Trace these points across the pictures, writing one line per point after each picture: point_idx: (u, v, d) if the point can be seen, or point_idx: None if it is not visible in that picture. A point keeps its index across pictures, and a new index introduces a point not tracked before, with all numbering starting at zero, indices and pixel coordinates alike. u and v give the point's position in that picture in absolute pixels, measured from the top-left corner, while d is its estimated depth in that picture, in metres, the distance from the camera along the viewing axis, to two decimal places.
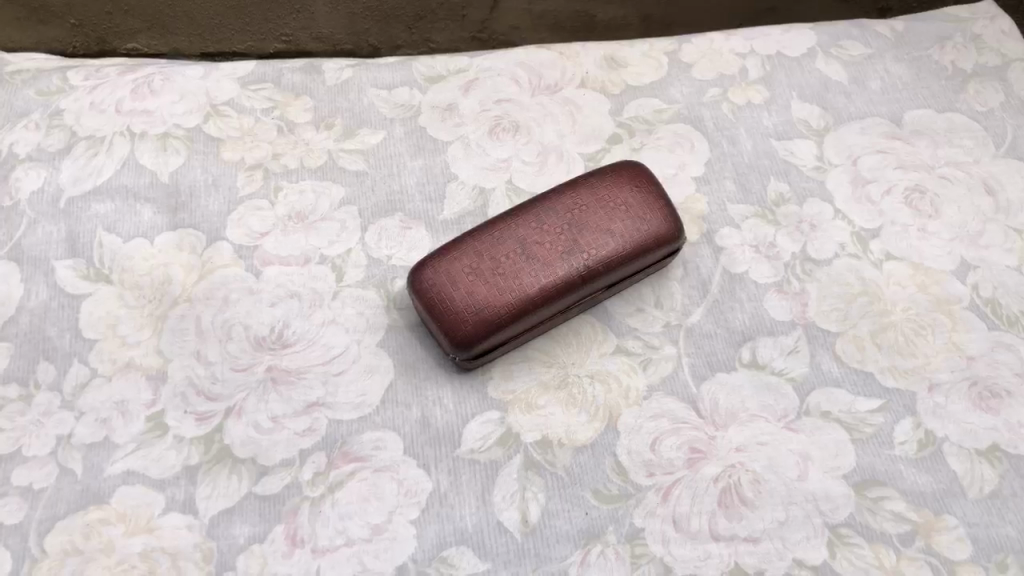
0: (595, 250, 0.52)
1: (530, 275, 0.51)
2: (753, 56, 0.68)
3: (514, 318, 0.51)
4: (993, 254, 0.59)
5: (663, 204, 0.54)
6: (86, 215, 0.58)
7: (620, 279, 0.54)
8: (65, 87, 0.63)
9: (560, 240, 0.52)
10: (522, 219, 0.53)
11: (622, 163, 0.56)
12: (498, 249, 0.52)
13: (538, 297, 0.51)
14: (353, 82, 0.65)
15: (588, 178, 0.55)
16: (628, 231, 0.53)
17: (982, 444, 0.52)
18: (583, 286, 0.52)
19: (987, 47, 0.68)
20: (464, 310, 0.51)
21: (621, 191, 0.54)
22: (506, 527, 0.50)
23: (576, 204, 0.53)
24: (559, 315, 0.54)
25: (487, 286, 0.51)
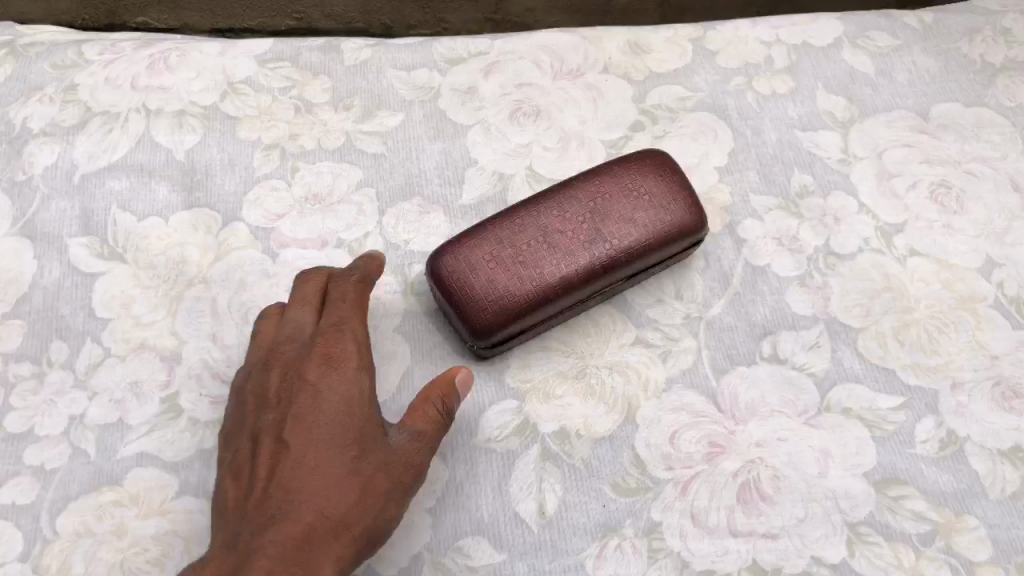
0: (619, 240, 0.51)
1: (551, 264, 0.50)
2: (779, 45, 0.67)
3: (534, 307, 0.50)
4: (1019, 252, 0.58)
5: (689, 193, 0.53)
6: (101, 192, 0.57)
7: (642, 270, 0.53)
8: (80, 61, 0.62)
9: (582, 229, 0.51)
10: (542, 206, 0.52)
11: (647, 150, 0.55)
12: (518, 236, 0.51)
13: (557, 287, 0.50)
14: (373, 62, 0.64)
15: (611, 166, 0.54)
16: (652, 222, 0.52)
17: (1005, 444, 0.52)
18: (604, 275, 0.51)
19: (1017, 41, 0.66)
20: (483, 298, 0.50)
21: (645, 180, 0.53)
22: (522, 518, 0.49)
23: (599, 192, 0.52)
24: (580, 303, 0.53)
25: (508, 274, 0.50)
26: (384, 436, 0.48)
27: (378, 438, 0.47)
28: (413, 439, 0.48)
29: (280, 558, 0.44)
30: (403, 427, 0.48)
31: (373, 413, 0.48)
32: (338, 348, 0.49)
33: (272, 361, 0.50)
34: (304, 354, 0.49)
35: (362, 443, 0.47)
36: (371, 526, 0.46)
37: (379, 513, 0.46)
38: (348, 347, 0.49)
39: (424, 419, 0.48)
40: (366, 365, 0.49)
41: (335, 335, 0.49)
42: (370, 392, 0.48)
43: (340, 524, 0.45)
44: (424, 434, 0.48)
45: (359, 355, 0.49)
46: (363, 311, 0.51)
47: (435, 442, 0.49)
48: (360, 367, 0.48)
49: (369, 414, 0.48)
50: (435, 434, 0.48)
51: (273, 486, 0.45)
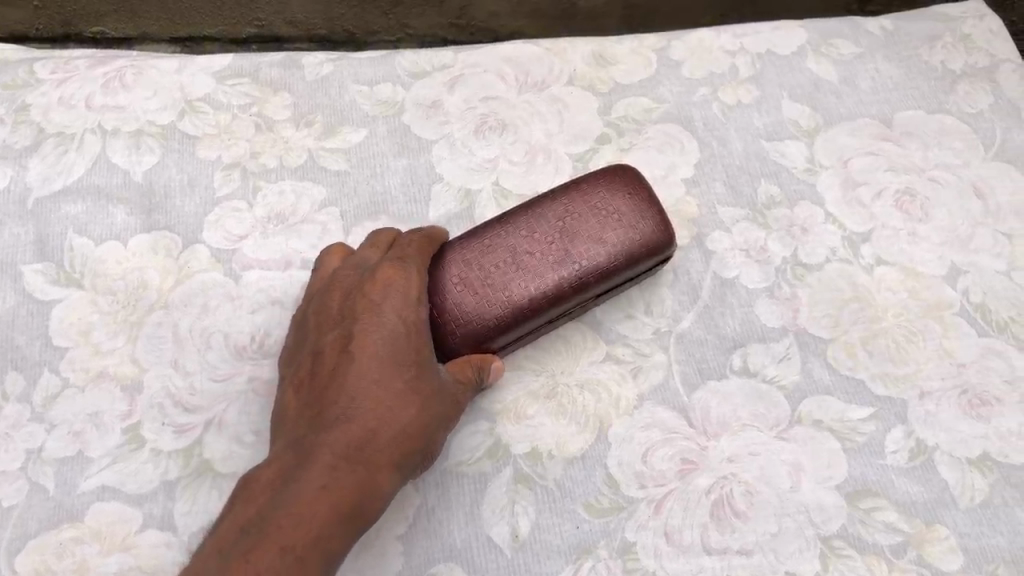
0: (588, 259, 0.51)
1: (519, 285, 0.50)
2: (743, 54, 0.67)
3: (502, 330, 0.50)
4: (984, 258, 0.58)
5: (659, 210, 0.53)
6: (57, 216, 0.56)
7: (613, 288, 0.53)
8: (32, 80, 0.61)
9: (550, 248, 0.51)
10: (512, 228, 0.51)
11: (617, 168, 0.55)
12: (487, 257, 0.51)
13: (526, 308, 0.50)
14: (335, 77, 0.63)
15: (581, 184, 0.53)
16: (622, 239, 0.52)
17: (974, 453, 0.52)
18: (573, 295, 0.51)
19: (977, 47, 0.67)
20: (450, 322, 0.49)
21: (614, 197, 0.52)
22: (496, 542, 0.49)
23: (568, 211, 0.52)
24: (551, 324, 0.52)
25: (475, 297, 0.50)
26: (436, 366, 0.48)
27: (430, 364, 0.47)
28: (456, 378, 0.48)
29: (337, 458, 0.43)
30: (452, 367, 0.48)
31: (427, 345, 0.48)
32: (400, 272, 0.48)
33: (334, 288, 0.50)
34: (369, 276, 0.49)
35: (414, 367, 0.46)
36: (423, 439, 0.46)
37: (430, 432, 0.46)
38: (412, 274, 0.49)
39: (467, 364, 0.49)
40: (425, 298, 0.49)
41: (391, 269, 0.49)
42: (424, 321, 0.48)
43: (394, 435, 0.45)
44: (467, 376, 0.49)
45: (421, 282, 0.49)
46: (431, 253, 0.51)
47: (473, 388, 0.49)
48: (419, 298, 0.48)
49: (423, 342, 0.47)
50: (473, 381, 0.49)
51: (332, 394, 0.45)
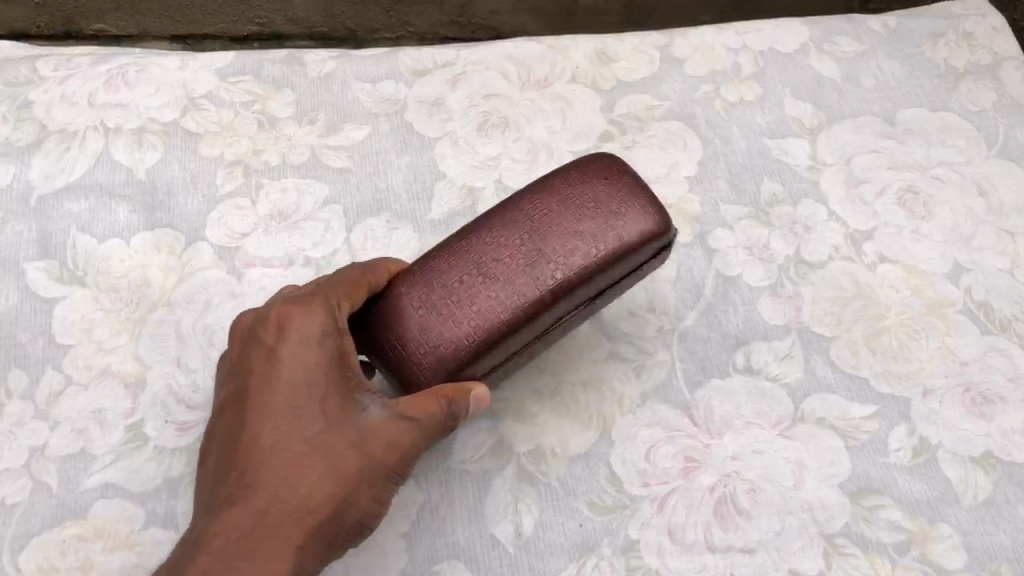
0: (565, 258, 0.45)
1: (491, 295, 0.45)
2: (745, 52, 0.66)
3: (479, 348, 0.44)
4: (986, 256, 0.58)
5: (638, 194, 0.47)
6: (59, 214, 0.56)
7: (600, 290, 0.46)
8: (34, 78, 0.61)
9: (520, 250, 0.45)
10: (474, 236, 0.46)
11: (584, 160, 0.49)
12: (450, 271, 0.45)
13: (503, 321, 0.44)
14: (337, 75, 0.63)
15: (547, 183, 0.47)
16: (602, 232, 0.46)
17: (976, 451, 0.52)
18: (553, 299, 0.45)
19: (979, 45, 0.67)
20: (417, 350, 0.44)
21: (586, 188, 0.47)
22: (499, 540, 0.49)
23: (535, 210, 0.46)
24: (533, 343, 0.46)
25: (441, 317, 0.44)
26: (359, 415, 0.45)
27: (348, 417, 0.44)
28: (399, 420, 0.44)
29: (246, 533, 0.42)
30: (388, 406, 0.45)
31: (348, 394, 0.45)
32: (300, 320, 0.45)
33: (241, 328, 0.47)
34: (269, 322, 0.45)
35: (324, 426, 0.44)
36: (342, 498, 0.43)
37: (342, 498, 0.44)
38: (317, 317, 0.45)
39: (427, 398, 0.44)
40: (341, 339, 0.45)
41: (292, 316, 0.45)
42: (341, 367, 0.45)
43: (302, 502, 0.43)
44: (415, 420, 0.44)
45: (330, 326, 0.45)
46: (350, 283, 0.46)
47: (435, 428, 0.45)
48: (333, 345, 0.45)
49: (337, 392, 0.44)
50: (436, 423, 0.44)
51: (237, 461, 0.44)
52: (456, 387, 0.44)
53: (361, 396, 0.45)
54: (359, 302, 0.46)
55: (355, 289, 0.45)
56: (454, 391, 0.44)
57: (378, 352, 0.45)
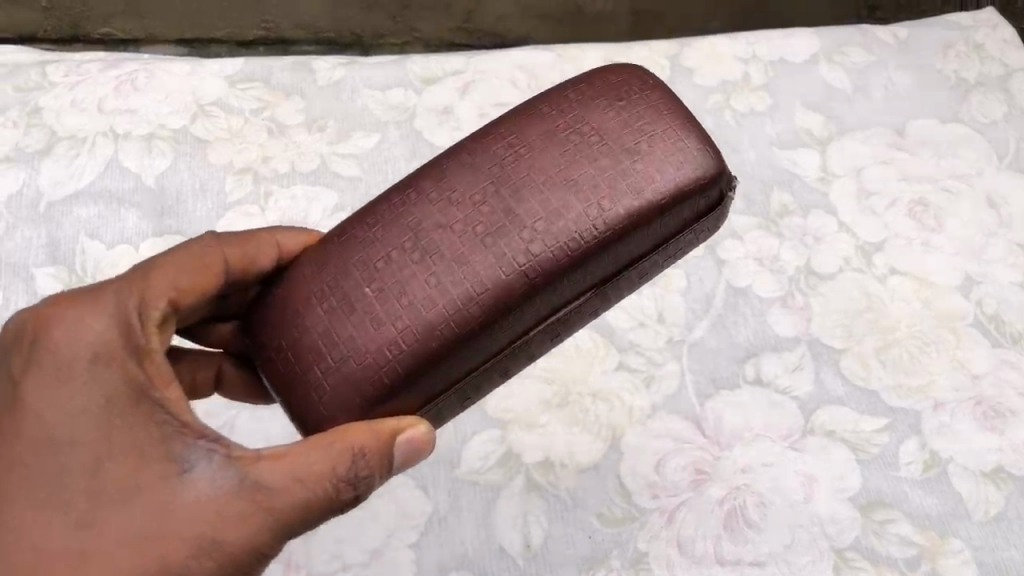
0: (546, 226, 0.35)
1: (433, 281, 0.34)
2: (755, 62, 0.66)
3: (413, 361, 0.34)
4: (997, 269, 0.58)
5: (669, 121, 0.37)
6: (68, 220, 0.56)
7: (612, 273, 0.36)
8: (45, 83, 0.61)
9: (483, 216, 0.35)
10: (418, 192, 0.37)
11: (585, 78, 0.40)
12: (379, 242, 0.36)
13: (453, 320, 0.34)
14: (347, 82, 0.63)
15: (530, 108, 0.38)
16: (607, 183, 0.35)
17: (988, 465, 0.52)
18: (532, 289, 0.34)
19: (990, 56, 0.66)
20: (329, 355, 0.35)
21: (583, 121, 0.37)
22: (507, 551, 0.49)
23: (519, 152, 0.36)
24: (510, 344, 0.35)
25: (361, 312, 0.35)
26: (178, 478, 0.33)
27: (157, 471, 0.33)
28: (251, 487, 0.33)
29: None
30: (239, 468, 0.34)
31: (141, 433, 0.34)
32: (86, 318, 0.35)
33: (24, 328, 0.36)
34: (29, 331, 0.36)
35: (106, 471, 0.33)
36: None
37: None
38: (100, 316, 0.35)
39: (320, 444, 0.33)
40: (147, 339, 0.36)
41: (74, 311, 0.35)
42: (137, 393, 0.34)
43: None
44: (301, 483, 0.34)
45: (122, 322, 0.35)
46: (194, 273, 0.39)
47: (304, 509, 0.34)
48: (112, 351, 0.35)
49: (134, 430, 0.34)
50: (315, 499, 0.34)
51: None
52: (400, 419, 0.34)
53: (181, 446, 0.34)
54: (215, 287, 0.39)
55: (201, 276, 0.39)
56: (382, 440, 0.34)
57: (263, 356, 0.36)
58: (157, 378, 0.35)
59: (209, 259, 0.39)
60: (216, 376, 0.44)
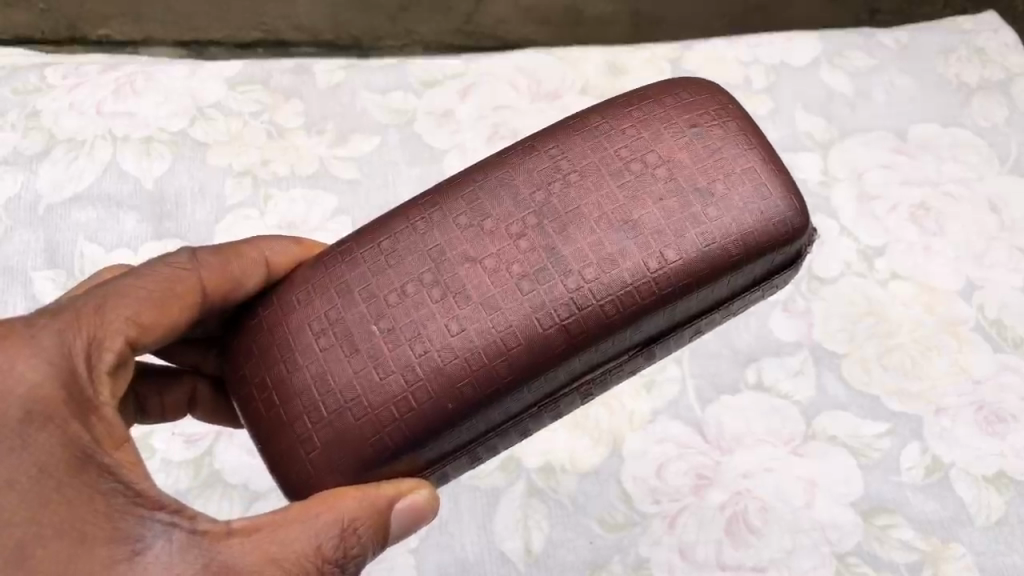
0: (593, 274, 0.33)
1: (455, 328, 0.33)
2: (756, 66, 0.66)
3: (421, 412, 0.32)
4: (999, 273, 0.58)
5: (753, 161, 0.35)
6: (68, 223, 0.56)
7: (657, 330, 0.35)
8: (44, 86, 0.60)
9: (523, 255, 0.33)
10: (450, 214, 0.35)
11: (658, 95, 0.38)
12: (401, 273, 0.34)
13: (471, 376, 0.32)
14: (347, 85, 0.63)
15: (591, 127, 0.36)
16: (670, 230, 0.33)
17: (990, 471, 0.51)
18: (568, 347, 0.33)
19: (991, 60, 0.66)
20: (324, 393, 0.33)
21: (648, 151, 0.35)
22: (508, 557, 0.49)
23: (572, 177, 0.35)
24: (534, 399, 0.34)
25: (368, 351, 0.33)
26: (129, 562, 0.31)
27: (102, 554, 0.30)
28: (220, 568, 0.31)
29: None
30: (206, 548, 0.32)
31: (81, 509, 0.31)
32: (19, 365, 0.32)
33: None
34: None
35: (38, 559, 0.30)
36: None
37: None
38: (36, 360, 0.32)
39: (304, 514, 0.32)
40: (95, 390, 0.33)
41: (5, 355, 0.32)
42: (81, 459, 0.31)
43: None
44: (276, 562, 0.32)
45: (62, 373, 0.32)
46: (157, 302, 0.36)
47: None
48: (48, 409, 0.31)
49: (72, 505, 0.31)
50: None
51: None
52: (401, 483, 0.33)
53: (131, 523, 0.31)
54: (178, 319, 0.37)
55: (163, 308, 0.36)
56: (373, 509, 0.32)
57: (243, 392, 0.35)
58: (106, 438, 0.32)
59: (176, 287, 0.37)
60: (188, 399, 0.44)
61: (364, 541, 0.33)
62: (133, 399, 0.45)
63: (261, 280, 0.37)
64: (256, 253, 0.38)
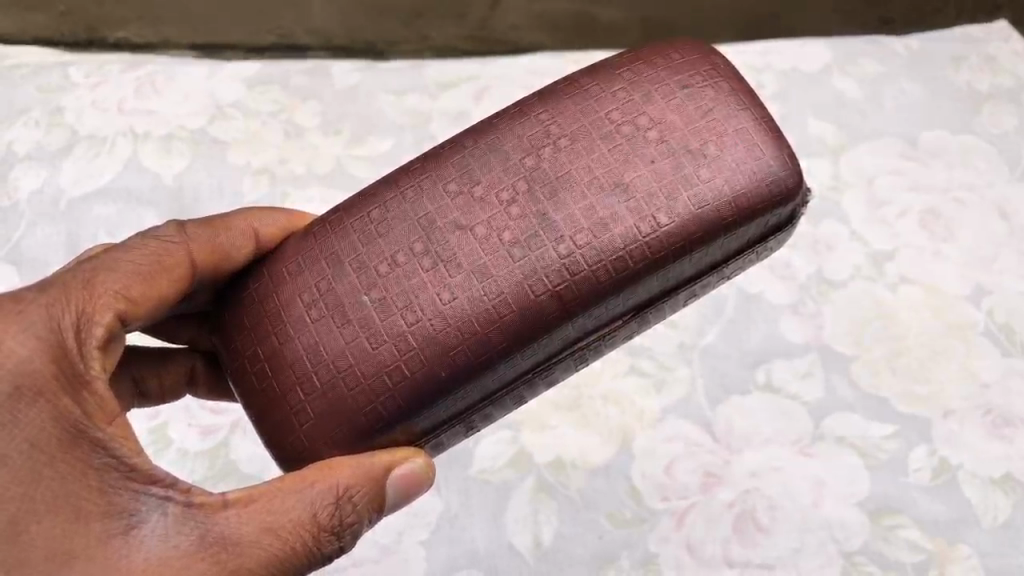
0: (585, 239, 0.33)
1: (447, 296, 0.33)
2: (768, 72, 0.67)
3: (413, 379, 0.33)
4: (1008, 278, 0.58)
5: (744, 123, 0.35)
6: (88, 218, 0.57)
7: (651, 294, 0.35)
8: (67, 84, 0.62)
9: (513, 221, 0.34)
10: (440, 181, 0.36)
11: (648, 58, 0.38)
12: (391, 242, 0.35)
13: (463, 343, 0.33)
14: (364, 87, 0.64)
15: (580, 93, 0.37)
16: (661, 193, 0.34)
17: (996, 473, 0.52)
18: (561, 312, 0.33)
19: (1002, 68, 0.67)
20: (315, 364, 0.34)
21: (638, 116, 0.36)
22: (519, 550, 0.49)
23: (561, 144, 0.35)
24: (530, 365, 0.34)
25: (359, 320, 0.34)
26: (123, 535, 0.32)
27: (96, 528, 0.32)
28: (217, 539, 0.32)
29: None
30: (202, 520, 0.33)
31: (74, 484, 0.32)
32: (9, 342, 0.32)
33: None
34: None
35: (34, 532, 0.31)
36: None
37: None
38: (25, 335, 0.32)
39: (298, 483, 0.33)
40: (86, 364, 0.33)
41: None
42: (72, 434, 0.32)
43: None
44: (274, 532, 0.33)
45: (51, 348, 0.33)
46: (145, 278, 0.37)
47: (274, 565, 0.33)
48: (38, 385, 0.32)
49: (65, 480, 0.32)
50: (289, 552, 0.33)
51: None
52: (395, 452, 0.34)
53: (126, 497, 0.32)
54: (167, 294, 0.37)
55: (151, 284, 0.37)
56: (366, 476, 0.33)
57: (237, 364, 0.36)
58: (98, 412, 0.33)
59: (164, 263, 0.37)
60: (188, 376, 0.45)
61: (358, 509, 0.34)
62: (131, 381, 0.45)
63: (250, 254, 0.38)
64: (245, 226, 0.38)
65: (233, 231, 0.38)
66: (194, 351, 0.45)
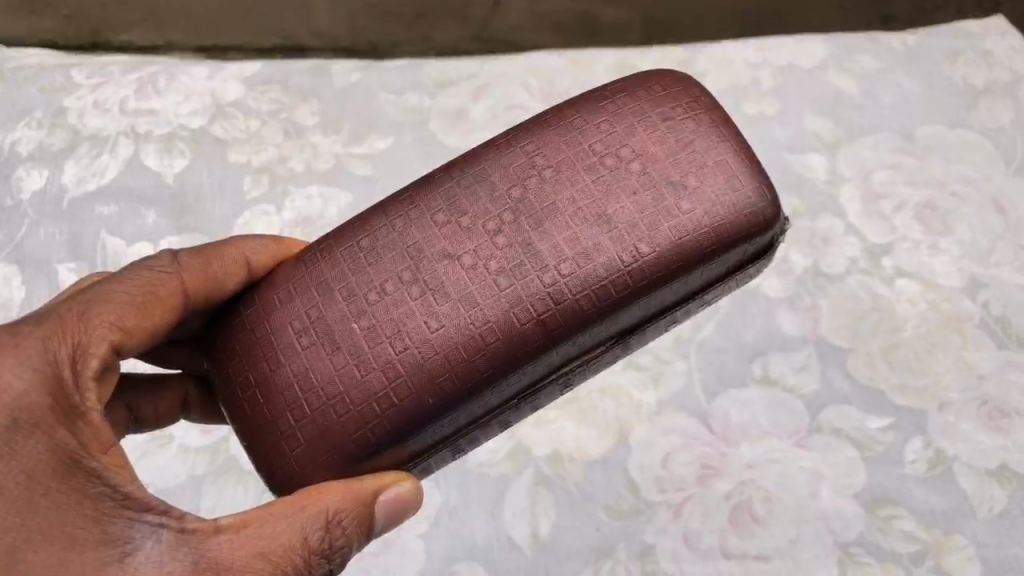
0: (570, 268, 0.34)
1: (434, 325, 0.34)
2: (765, 68, 0.68)
3: (400, 406, 0.33)
4: (1004, 271, 0.58)
5: (724, 155, 0.36)
6: (91, 217, 0.58)
7: (633, 322, 0.36)
8: (69, 84, 0.62)
9: (499, 251, 0.34)
10: (428, 211, 0.36)
11: (631, 90, 0.39)
12: (380, 271, 0.35)
13: (450, 371, 0.33)
14: (363, 85, 0.64)
15: (565, 124, 0.37)
16: (644, 224, 0.35)
17: (993, 464, 0.52)
18: (545, 341, 0.34)
19: (998, 64, 0.67)
20: (305, 392, 0.34)
21: (621, 147, 0.36)
22: (517, 543, 0.50)
23: (547, 174, 0.36)
24: (515, 393, 0.35)
25: (349, 348, 0.34)
26: (119, 563, 0.32)
27: (92, 557, 0.32)
28: (211, 564, 0.33)
29: None
30: (196, 545, 0.33)
31: (71, 512, 0.32)
32: (8, 375, 0.33)
33: None
34: None
35: (31, 561, 0.32)
36: None
37: None
38: (22, 369, 0.33)
39: (288, 508, 0.33)
40: (82, 395, 0.34)
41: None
42: (68, 464, 0.33)
43: None
44: (265, 557, 0.33)
45: (47, 381, 0.33)
46: (141, 306, 0.37)
47: None
48: (37, 417, 0.33)
49: (61, 509, 0.32)
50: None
51: None
52: (383, 477, 0.35)
53: (120, 526, 0.33)
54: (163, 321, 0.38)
55: (147, 312, 0.37)
56: (356, 500, 0.34)
57: (229, 390, 0.36)
58: (93, 443, 0.33)
59: (162, 291, 0.38)
60: (182, 401, 0.46)
61: (348, 533, 0.35)
62: (124, 409, 0.45)
63: (243, 279, 0.38)
64: (237, 252, 0.39)
65: (226, 257, 0.39)
66: (188, 376, 0.46)
